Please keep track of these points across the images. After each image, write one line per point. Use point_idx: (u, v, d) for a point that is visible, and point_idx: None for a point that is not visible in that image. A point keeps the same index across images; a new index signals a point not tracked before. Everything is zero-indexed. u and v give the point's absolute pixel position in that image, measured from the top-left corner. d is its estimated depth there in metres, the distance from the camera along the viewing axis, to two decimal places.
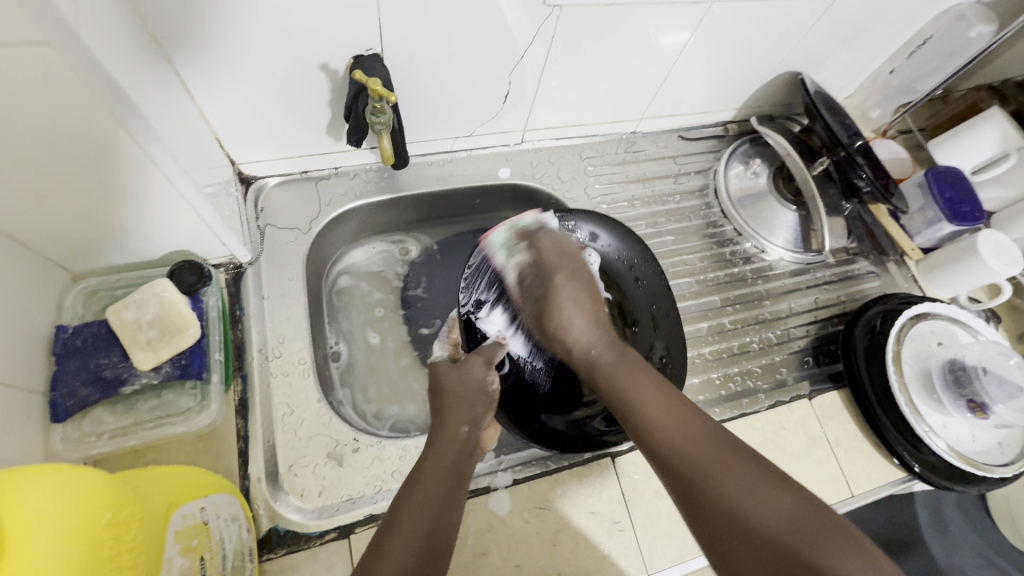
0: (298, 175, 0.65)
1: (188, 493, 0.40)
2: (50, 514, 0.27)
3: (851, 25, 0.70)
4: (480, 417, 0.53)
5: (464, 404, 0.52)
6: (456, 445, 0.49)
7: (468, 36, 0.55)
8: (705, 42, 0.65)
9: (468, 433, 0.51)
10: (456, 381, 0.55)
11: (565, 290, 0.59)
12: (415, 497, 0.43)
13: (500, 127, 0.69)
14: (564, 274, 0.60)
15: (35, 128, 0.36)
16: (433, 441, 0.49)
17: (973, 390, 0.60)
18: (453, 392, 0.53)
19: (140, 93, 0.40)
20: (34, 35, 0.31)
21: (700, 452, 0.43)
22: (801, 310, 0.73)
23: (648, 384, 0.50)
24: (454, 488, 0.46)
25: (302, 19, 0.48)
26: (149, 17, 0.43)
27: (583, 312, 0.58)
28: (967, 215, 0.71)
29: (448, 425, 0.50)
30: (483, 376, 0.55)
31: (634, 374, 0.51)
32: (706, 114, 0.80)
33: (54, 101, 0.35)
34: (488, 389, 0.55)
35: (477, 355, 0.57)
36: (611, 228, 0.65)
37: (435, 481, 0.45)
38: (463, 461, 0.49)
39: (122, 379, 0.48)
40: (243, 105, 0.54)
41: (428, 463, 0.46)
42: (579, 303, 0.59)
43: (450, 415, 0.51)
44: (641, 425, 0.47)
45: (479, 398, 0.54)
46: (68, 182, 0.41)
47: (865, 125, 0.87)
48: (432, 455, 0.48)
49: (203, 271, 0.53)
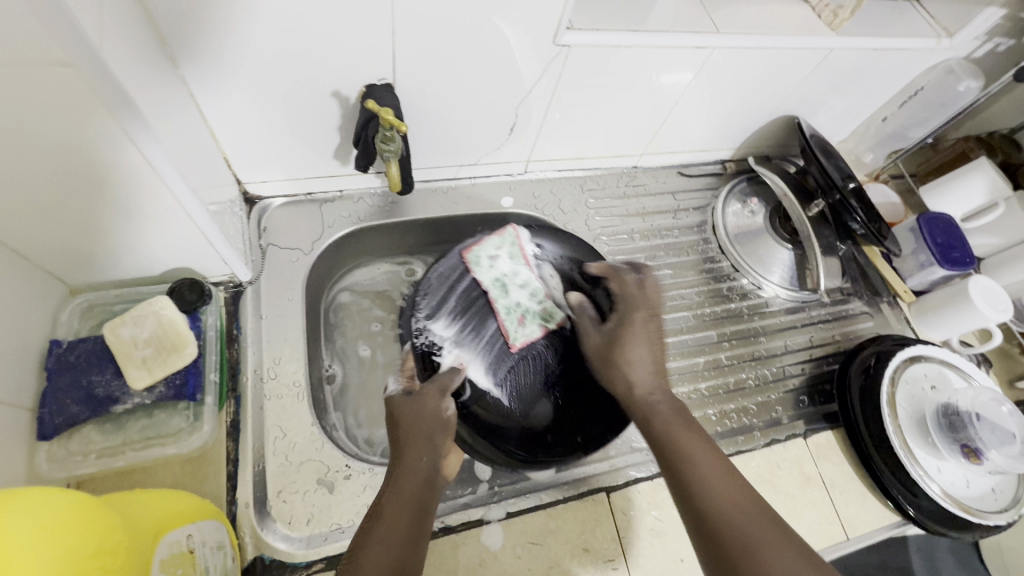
0: (303, 197, 0.66)
1: (177, 519, 0.38)
2: (31, 539, 0.25)
3: (844, 77, 0.73)
4: (439, 446, 0.49)
5: (422, 434, 0.49)
6: (417, 476, 0.46)
7: (479, 71, 0.56)
8: (706, 85, 0.67)
9: (430, 463, 0.47)
10: (411, 409, 0.51)
11: (639, 329, 0.54)
12: (376, 538, 0.40)
13: (505, 157, 0.71)
14: (643, 313, 0.56)
15: (33, 131, 0.35)
16: (392, 475, 0.46)
17: (967, 435, 0.60)
18: (409, 423, 0.50)
19: (144, 97, 0.39)
20: (57, 55, 0.31)
21: (741, 523, 0.41)
22: (796, 348, 0.73)
23: (700, 440, 0.47)
24: (419, 522, 0.43)
25: (317, 48, 0.49)
26: (169, 40, 0.44)
27: (651, 358, 0.52)
28: (958, 260, 0.73)
29: (406, 458, 0.47)
30: (438, 403, 0.52)
31: (687, 428, 0.48)
32: (706, 152, 0.83)
33: (53, 104, 0.34)
34: (444, 416, 0.52)
35: (431, 385, 0.54)
36: (560, 241, 0.69)
37: (396, 516, 0.42)
38: (426, 492, 0.45)
39: (114, 398, 0.47)
40: (252, 124, 0.55)
41: (387, 499, 0.44)
42: (651, 348, 0.53)
43: (407, 446, 0.48)
44: (678, 470, 0.45)
45: (437, 427, 0.50)
46: (58, 186, 0.40)
47: (859, 169, 0.89)
48: (392, 488, 0.45)
49: (204, 289, 0.52)
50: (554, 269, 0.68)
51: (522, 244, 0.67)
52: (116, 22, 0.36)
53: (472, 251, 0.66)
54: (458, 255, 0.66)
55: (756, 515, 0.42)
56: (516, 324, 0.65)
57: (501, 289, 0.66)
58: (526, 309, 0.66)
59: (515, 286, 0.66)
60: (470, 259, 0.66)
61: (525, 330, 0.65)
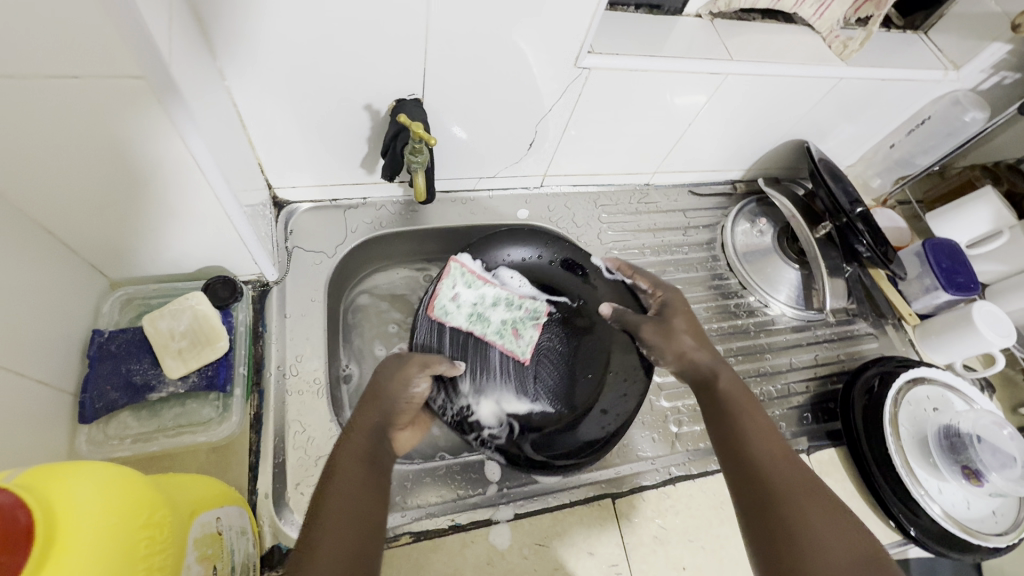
0: (329, 203, 0.69)
1: (209, 501, 0.41)
2: (90, 506, 0.28)
3: (852, 106, 0.76)
4: (396, 410, 0.52)
5: (382, 398, 0.52)
6: (369, 432, 0.49)
7: (503, 89, 0.59)
8: (718, 109, 0.70)
9: (381, 424, 0.50)
10: (386, 376, 0.55)
11: (680, 312, 0.63)
12: (335, 487, 0.43)
13: (523, 171, 0.74)
14: (685, 302, 0.64)
15: (89, 124, 0.37)
16: (347, 430, 0.49)
17: (968, 456, 0.61)
18: (375, 388, 0.53)
19: (188, 87, 0.40)
20: (132, 70, 0.34)
21: (777, 476, 0.46)
22: (801, 365, 0.75)
23: (749, 411, 0.53)
24: (374, 472, 0.46)
25: (352, 65, 0.53)
26: (219, 54, 0.48)
27: (696, 336, 0.61)
28: (963, 286, 0.75)
29: (361, 416, 0.50)
30: (413, 376, 0.55)
31: (743, 400, 0.54)
32: (717, 173, 0.85)
33: (119, 110, 0.37)
34: (411, 390, 0.55)
35: (416, 359, 0.57)
36: (502, 241, 0.70)
37: (350, 467, 0.45)
38: (379, 447, 0.48)
39: (150, 386, 0.50)
40: (287, 133, 0.58)
41: (342, 453, 0.46)
42: (696, 328, 0.62)
43: (362, 409, 0.51)
44: (726, 424, 0.52)
45: (402, 395, 0.54)
46: (95, 172, 0.41)
47: (866, 193, 0.91)
48: (347, 442, 0.47)
49: (237, 288, 0.56)
50: (508, 269, 0.70)
51: (470, 268, 0.67)
52: (175, 23, 0.38)
53: (436, 302, 0.64)
54: (426, 316, 0.64)
55: (794, 470, 0.47)
56: (515, 341, 0.66)
57: (481, 320, 0.66)
58: (514, 322, 0.67)
59: (490, 309, 0.66)
60: (437, 313, 0.64)
61: (526, 339, 0.66)
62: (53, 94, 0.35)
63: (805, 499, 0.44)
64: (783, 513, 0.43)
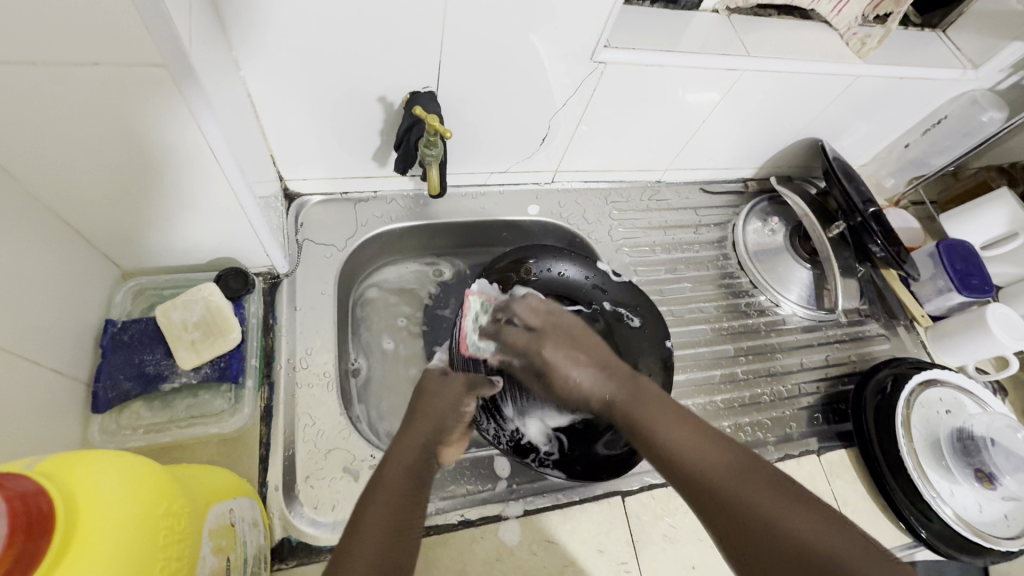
0: (339, 195, 0.69)
1: (221, 493, 0.40)
2: (110, 495, 0.28)
3: (867, 105, 0.75)
4: (448, 427, 0.56)
5: (433, 415, 0.56)
6: (416, 450, 0.52)
7: (517, 83, 0.59)
8: (732, 106, 0.69)
9: (427, 441, 0.54)
10: (437, 391, 0.58)
11: (553, 354, 0.59)
12: (377, 499, 0.46)
13: (534, 166, 0.73)
14: (550, 333, 0.60)
15: (108, 111, 0.37)
16: (392, 446, 0.53)
17: (981, 460, 0.61)
18: (427, 400, 0.57)
19: (205, 73, 0.39)
20: (153, 57, 0.34)
21: (725, 483, 0.46)
22: (811, 366, 0.74)
23: (674, 421, 0.51)
24: (415, 486, 0.49)
25: (367, 56, 0.52)
26: (235, 44, 0.48)
27: (579, 367, 0.58)
28: (977, 288, 0.74)
29: (411, 432, 0.54)
30: (461, 396, 0.58)
31: (658, 408, 0.53)
32: (729, 171, 0.85)
33: (139, 97, 0.37)
34: (462, 408, 0.58)
35: (460, 376, 0.60)
36: (514, 258, 0.67)
37: (392, 479, 0.48)
38: (423, 464, 0.52)
39: (163, 377, 0.50)
40: (301, 124, 0.57)
41: (387, 469, 0.49)
42: (573, 359, 0.58)
43: (414, 424, 0.55)
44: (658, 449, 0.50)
45: (452, 411, 0.57)
46: (113, 160, 0.41)
47: (880, 193, 0.90)
48: (392, 458, 0.51)
49: (249, 279, 0.55)
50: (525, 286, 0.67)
51: (490, 293, 0.64)
52: (193, 9, 0.38)
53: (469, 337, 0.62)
54: (460, 352, 0.62)
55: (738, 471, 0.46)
56: None
57: None
58: None
59: None
60: (472, 350, 0.62)
61: None
62: (70, 77, 0.34)
63: (764, 498, 0.44)
64: (755, 533, 0.42)
